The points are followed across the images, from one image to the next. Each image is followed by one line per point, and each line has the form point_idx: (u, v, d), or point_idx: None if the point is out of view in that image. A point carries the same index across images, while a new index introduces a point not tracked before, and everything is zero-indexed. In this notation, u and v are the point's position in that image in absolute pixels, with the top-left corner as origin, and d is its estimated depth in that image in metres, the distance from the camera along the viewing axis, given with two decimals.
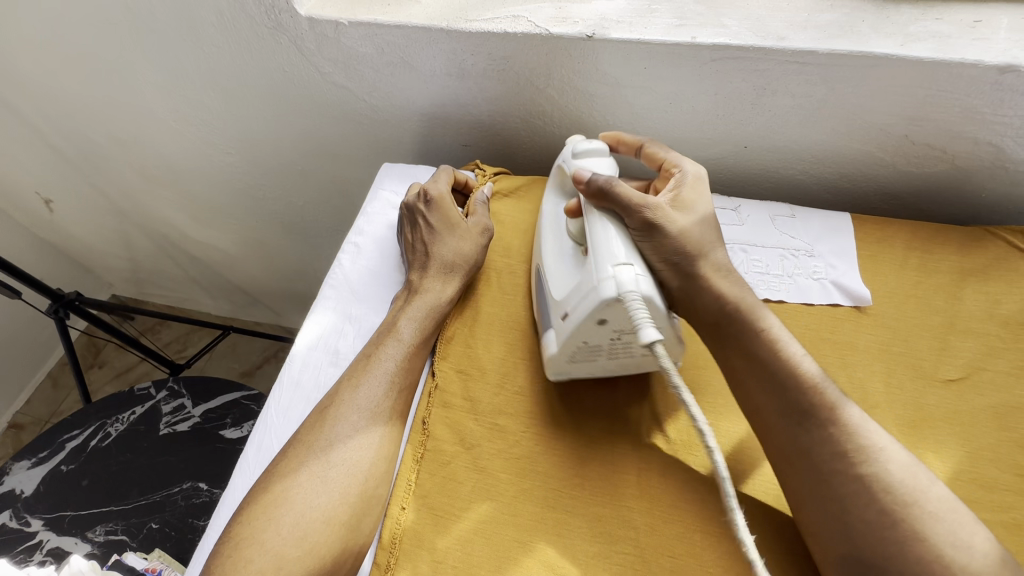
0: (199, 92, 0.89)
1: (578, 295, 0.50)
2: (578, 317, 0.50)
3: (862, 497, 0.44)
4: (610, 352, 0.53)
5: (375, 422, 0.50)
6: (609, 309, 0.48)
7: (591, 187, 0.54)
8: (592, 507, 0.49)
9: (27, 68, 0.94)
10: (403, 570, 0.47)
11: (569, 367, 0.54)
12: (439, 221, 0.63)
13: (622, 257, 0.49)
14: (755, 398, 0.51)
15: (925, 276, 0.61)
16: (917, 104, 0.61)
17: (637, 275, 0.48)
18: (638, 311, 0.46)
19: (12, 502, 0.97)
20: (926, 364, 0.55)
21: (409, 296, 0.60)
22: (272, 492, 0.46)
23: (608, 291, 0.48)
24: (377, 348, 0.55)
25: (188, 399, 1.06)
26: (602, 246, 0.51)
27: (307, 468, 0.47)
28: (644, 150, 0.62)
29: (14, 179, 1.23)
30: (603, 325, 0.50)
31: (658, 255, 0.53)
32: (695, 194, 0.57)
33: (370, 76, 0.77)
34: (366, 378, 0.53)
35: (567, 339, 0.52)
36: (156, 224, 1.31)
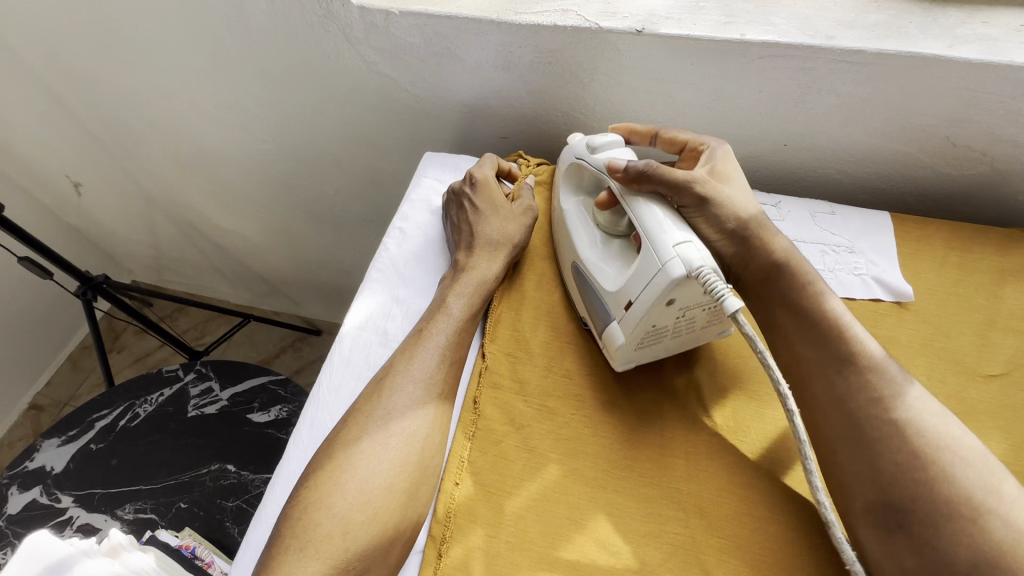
0: (241, 78, 0.90)
1: (641, 282, 0.50)
2: (646, 306, 0.49)
3: (889, 442, 0.45)
4: (675, 330, 0.53)
5: (431, 395, 0.52)
6: (680, 288, 0.48)
7: (629, 174, 0.55)
8: (641, 488, 0.50)
9: (71, 50, 0.95)
10: (457, 543, 0.48)
11: (637, 353, 0.54)
12: (485, 203, 0.64)
13: (678, 234, 0.49)
14: (799, 353, 0.52)
15: (965, 274, 0.62)
16: (961, 106, 0.62)
17: (700, 250, 0.48)
18: (714, 283, 0.46)
19: (42, 478, 0.98)
20: (967, 360, 0.56)
21: (457, 274, 0.61)
22: (335, 460, 0.48)
23: (676, 271, 0.47)
24: (428, 323, 0.57)
25: (215, 382, 1.08)
26: (654, 228, 0.51)
27: (368, 437, 0.49)
28: (661, 137, 0.65)
29: (48, 162, 1.24)
30: (671, 305, 0.50)
31: (713, 227, 0.56)
32: (728, 167, 0.60)
33: (414, 65, 0.78)
34: (419, 352, 0.54)
35: (635, 326, 0.51)
36: (183, 210, 1.33)
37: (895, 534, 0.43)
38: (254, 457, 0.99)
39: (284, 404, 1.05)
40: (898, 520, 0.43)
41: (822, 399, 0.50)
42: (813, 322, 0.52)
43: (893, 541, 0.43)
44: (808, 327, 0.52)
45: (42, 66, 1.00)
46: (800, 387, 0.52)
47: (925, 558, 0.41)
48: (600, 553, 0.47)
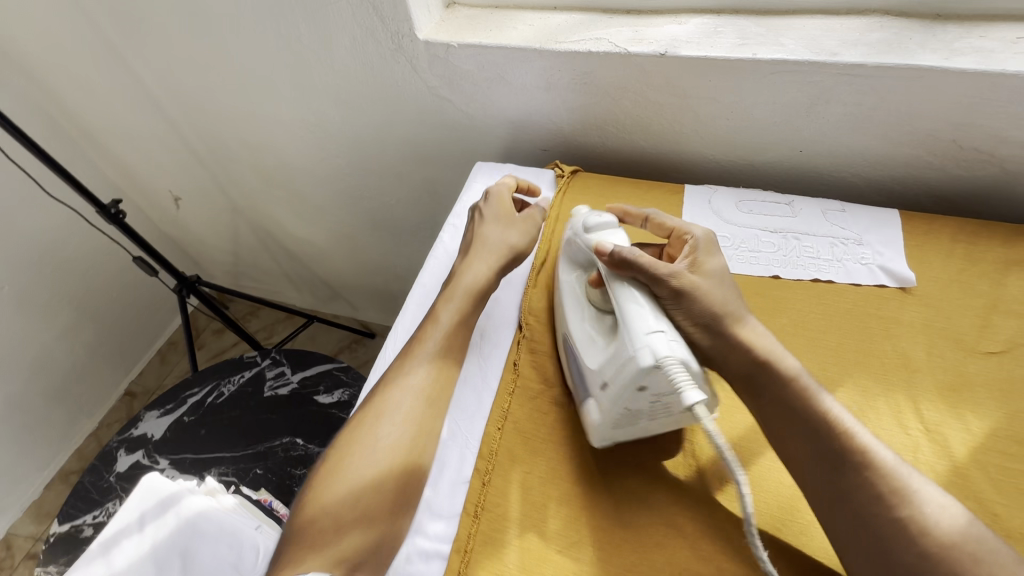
0: (323, 103, 1.07)
1: (614, 366, 0.54)
2: (619, 387, 0.53)
3: (899, 541, 0.47)
4: (650, 414, 0.56)
5: (416, 395, 0.59)
6: (647, 376, 0.52)
7: (615, 259, 0.59)
8: (657, 439, 0.59)
9: (188, 84, 1.15)
10: (498, 475, 0.58)
11: (614, 433, 0.57)
12: (491, 212, 0.72)
13: (653, 323, 0.54)
14: (793, 448, 0.55)
15: (970, 264, 0.67)
16: (963, 111, 0.68)
17: (670, 340, 0.52)
18: (676, 374, 0.51)
19: (144, 443, 1.15)
20: (967, 338, 0.61)
21: (451, 281, 0.68)
22: (353, 435, 0.58)
23: (645, 361, 0.51)
24: (421, 330, 0.64)
25: (288, 367, 1.22)
26: (633, 317, 0.55)
27: (379, 414, 0.58)
28: (651, 221, 0.68)
29: (156, 178, 1.46)
30: (642, 393, 0.53)
31: (688, 318, 0.59)
32: (710, 257, 0.62)
33: (469, 88, 0.91)
34: (411, 360, 0.62)
35: (609, 407, 0.55)
36: (263, 220, 1.51)
37: None
38: (320, 431, 1.12)
39: (346, 388, 1.18)
40: None
41: (823, 491, 0.52)
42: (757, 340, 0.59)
43: None
44: (775, 380, 0.56)
45: (164, 98, 1.21)
46: (802, 482, 0.54)
47: None
48: (619, 487, 0.57)
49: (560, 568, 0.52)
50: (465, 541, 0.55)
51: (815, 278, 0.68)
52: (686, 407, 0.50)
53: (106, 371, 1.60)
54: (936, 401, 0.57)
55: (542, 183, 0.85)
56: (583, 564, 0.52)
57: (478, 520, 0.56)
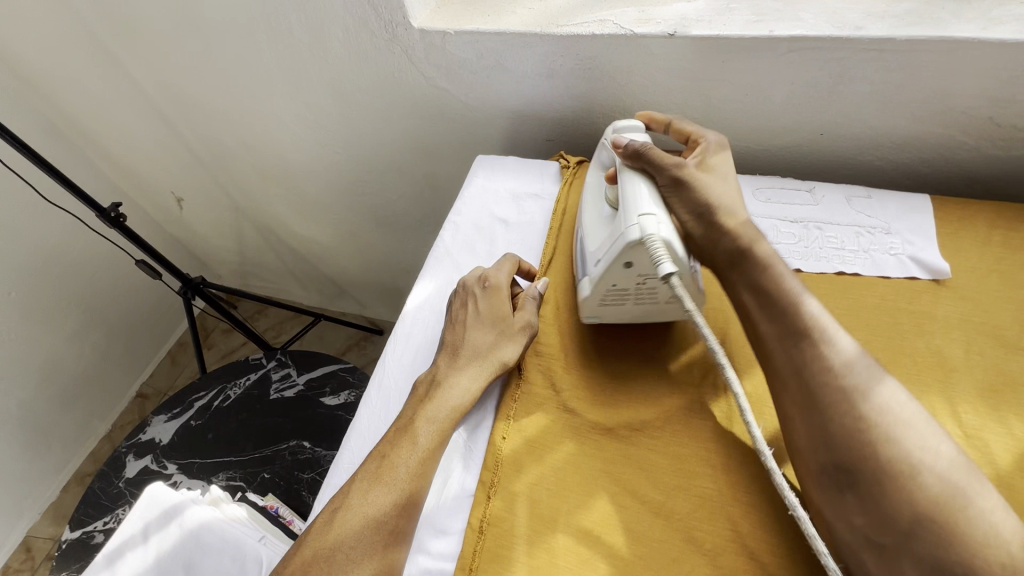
0: (320, 99, 1.03)
1: (607, 245, 0.57)
2: (607, 262, 0.56)
3: (840, 410, 0.47)
4: (637, 297, 0.60)
5: (381, 529, 0.51)
6: (633, 252, 0.54)
7: (627, 150, 0.62)
8: (674, 448, 0.55)
9: (182, 82, 1.12)
10: (504, 487, 0.55)
11: (601, 309, 0.61)
12: (490, 297, 0.64)
13: (647, 207, 0.56)
14: (761, 331, 0.54)
15: (1010, 253, 0.62)
16: (1001, 86, 0.63)
17: (660, 223, 0.54)
18: (657, 250, 0.52)
19: (153, 448, 1.14)
20: (1008, 334, 0.57)
21: (431, 391, 0.59)
22: (350, 503, 0.52)
23: (632, 236, 0.54)
24: (392, 449, 0.55)
25: (293, 368, 1.20)
26: (635, 197, 0.57)
27: (379, 480, 0.53)
28: (673, 126, 0.69)
29: (157, 180, 1.44)
30: (629, 270, 0.56)
31: (685, 207, 0.59)
32: (720, 159, 0.64)
33: (468, 78, 0.87)
34: (379, 485, 0.53)
35: (599, 283, 0.58)
36: (266, 219, 1.48)
37: (846, 496, 0.45)
38: (327, 434, 1.10)
39: (352, 389, 1.16)
40: (851, 483, 0.45)
41: (782, 370, 0.52)
42: (776, 312, 0.53)
43: (845, 502, 0.45)
44: (752, 268, 0.56)
45: (160, 98, 1.19)
46: (765, 363, 0.54)
47: (874, 518, 0.44)
48: (632, 502, 0.53)
49: None
50: (469, 559, 0.52)
51: (840, 271, 0.63)
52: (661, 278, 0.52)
53: (116, 374, 1.60)
54: (976, 403, 0.53)
55: (547, 176, 0.81)
56: None
57: (483, 537, 0.53)
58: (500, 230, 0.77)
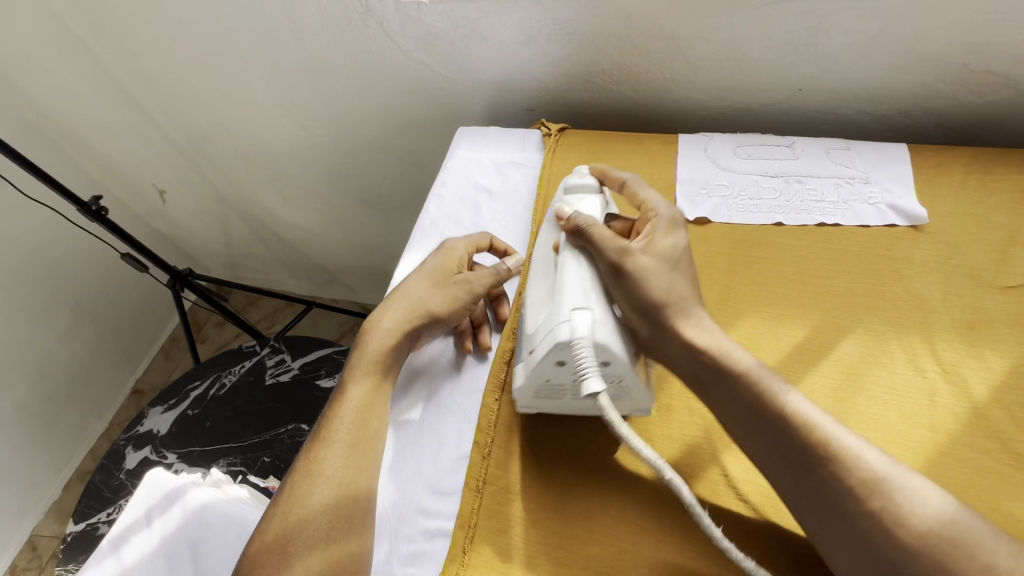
0: (297, 78, 1.02)
1: (541, 335, 0.54)
2: (541, 356, 0.53)
3: (878, 528, 0.44)
4: (575, 392, 0.55)
5: (333, 485, 0.52)
6: (563, 349, 0.52)
7: (569, 225, 0.57)
8: (663, 401, 0.58)
9: (154, 67, 1.10)
10: (500, 446, 0.56)
11: (536, 401, 0.56)
12: (439, 259, 0.64)
13: (582, 300, 0.53)
14: (751, 447, 0.50)
15: (986, 196, 0.63)
16: (973, 30, 0.64)
17: (594, 320, 0.52)
18: (582, 354, 0.50)
19: (151, 439, 1.14)
20: (985, 273, 0.58)
21: (360, 341, 0.60)
22: (308, 464, 0.54)
23: (563, 334, 0.51)
24: (331, 409, 0.57)
25: (287, 354, 1.21)
26: (568, 285, 0.55)
27: (328, 440, 0.55)
28: (628, 188, 0.63)
29: (137, 173, 1.42)
30: (563, 367, 0.53)
31: (627, 303, 0.54)
32: (670, 240, 0.58)
33: (446, 49, 0.86)
34: (323, 445, 0.54)
35: (530, 376, 0.54)
36: (250, 208, 1.47)
37: None
38: None
39: None
40: None
41: (795, 491, 0.47)
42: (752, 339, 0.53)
43: None
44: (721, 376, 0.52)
45: (135, 87, 1.17)
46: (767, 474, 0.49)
47: None
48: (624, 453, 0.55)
49: (569, 536, 0.51)
50: (468, 517, 0.53)
51: (821, 222, 0.64)
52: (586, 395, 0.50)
53: (110, 371, 1.59)
54: (954, 341, 0.55)
55: (529, 144, 0.81)
56: (593, 532, 0.51)
57: (481, 495, 0.54)
58: (484, 200, 0.77)
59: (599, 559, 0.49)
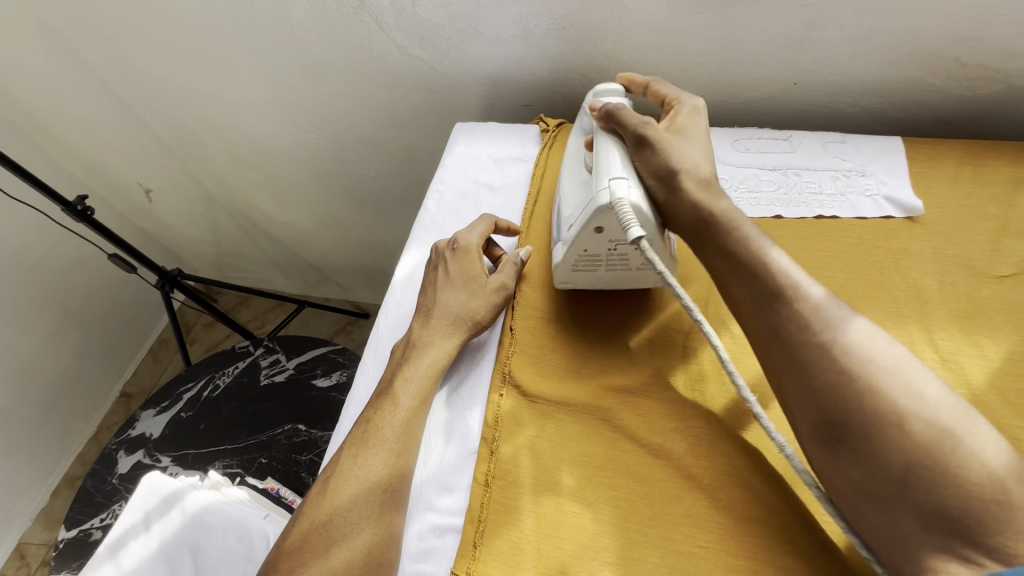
0: (289, 75, 1.01)
1: (579, 209, 0.58)
2: (577, 227, 0.57)
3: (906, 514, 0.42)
4: (608, 263, 0.60)
5: (377, 490, 0.52)
6: (602, 216, 0.55)
7: (602, 112, 0.63)
8: (667, 392, 0.57)
9: (141, 65, 1.08)
10: (506, 442, 0.56)
11: (573, 275, 0.61)
12: (463, 264, 0.64)
13: (617, 171, 0.57)
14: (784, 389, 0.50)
15: (978, 187, 0.64)
16: (965, 24, 0.65)
17: (630, 187, 0.55)
18: (626, 213, 0.53)
19: (144, 443, 1.12)
20: (979, 263, 0.60)
21: (408, 352, 0.60)
22: (344, 467, 0.53)
23: (603, 200, 0.55)
24: (376, 414, 0.56)
25: (282, 354, 1.19)
26: (603, 163, 0.58)
27: (369, 444, 0.54)
28: (651, 88, 0.68)
29: (122, 172, 1.39)
30: (599, 235, 0.57)
31: (646, 169, 0.58)
32: (689, 122, 0.63)
33: (441, 44, 0.85)
34: (368, 449, 0.54)
35: (569, 249, 0.59)
36: (240, 206, 1.44)
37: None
38: (322, 415, 1.10)
39: (344, 369, 1.15)
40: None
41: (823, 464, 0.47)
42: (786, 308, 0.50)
43: None
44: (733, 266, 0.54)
45: (120, 84, 1.14)
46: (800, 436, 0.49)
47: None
48: (630, 444, 0.55)
49: (578, 530, 0.51)
50: (477, 512, 0.53)
51: (819, 215, 0.65)
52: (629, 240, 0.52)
53: (98, 374, 1.56)
54: (951, 329, 0.56)
55: (527, 139, 0.80)
56: (602, 525, 0.51)
57: (489, 490, 0.54)
58: (484, 195, 0.76)
59: (608, 552, 0.50)
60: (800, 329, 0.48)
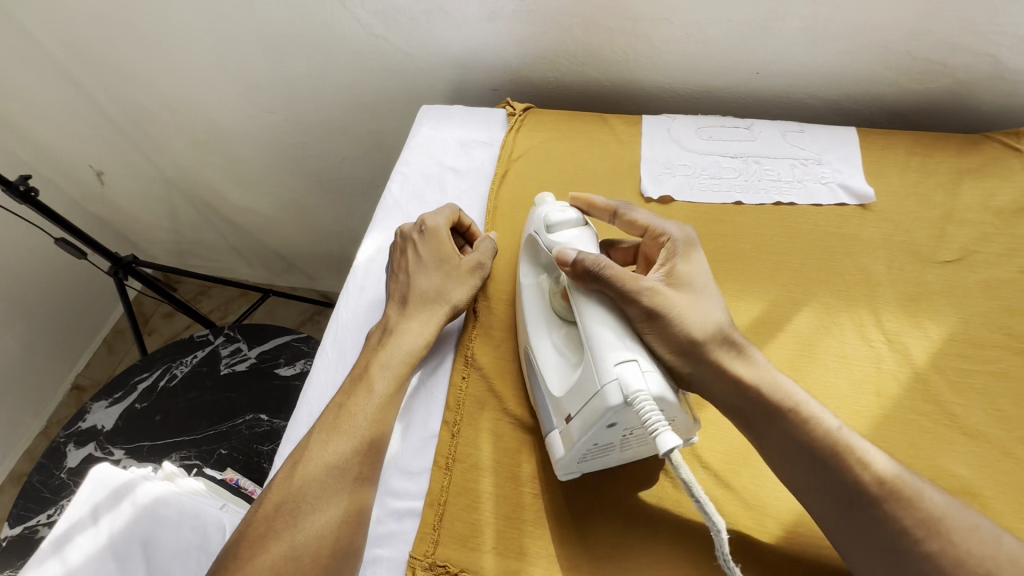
0: (248, 52, 0.97)
1: (582, 398, 0.48)
2: (585, 424, 0.47)
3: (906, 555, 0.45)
4: (622, 445, 0.50)
5: (344, 474, 0.51)
6: (619, 413, 0.46)
7: (578, 269, 0.52)
8: None
9: (88, 37, 1.02)
10: (467, 425, 0.56)
11: (580, 466, 0.51)
12: (431, 248, 0.63)
13: (623, 350, 0.47)
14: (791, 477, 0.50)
15: (926, 176, 0.67)
16: (917, 18, 0.67)
17: (643, 372, 0.46)
18: (650, 414, 0.44)
19: (95, 436, 1.07)
20: (925, 249, 0.62)
21: (384, 338, 0.59)
22: (309, 452, 0.52)
23: (614, 398, 0.45)
24: (348, 399, 0.55)
25: (243, 343, 1.16)
26: (602, 342, 0.48)
27: (336, 426, 0.53)
28: (621, 217, 0.60)
29: (70, 152, 1.31)
30: (613, 427, 0.47)
31: (665, 343, 0.51)
32: (690, 266, 0.55)
33: (407, 24, 0.84)
34: (336, 432, 0.53)
35: (573, 446, 0.49)
36: (199, 190, 1.39)
37: None
38: (285, 405, 1.08)
39: (308, 358, 1.13)
40: None
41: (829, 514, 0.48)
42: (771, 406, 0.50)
43: None
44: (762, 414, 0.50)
45: (65, 58, 1.07)
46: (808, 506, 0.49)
47: None
48: None
49: (539, 511, 0.51)
50: (438, 494, 0.53)
51: (777, 201, 0.67)
52: (660, 453, 0.42)
53: (46, 366, 1.48)
54: (897, 311, 0.58)
55: (493, 123, 0.79)
56: (563, 507, 0.51)
57: (450, 473, 0.54)
58: (450, 178, 0.75)
59: (566, 533, 0.50)
60: (768, 411, 0.50)
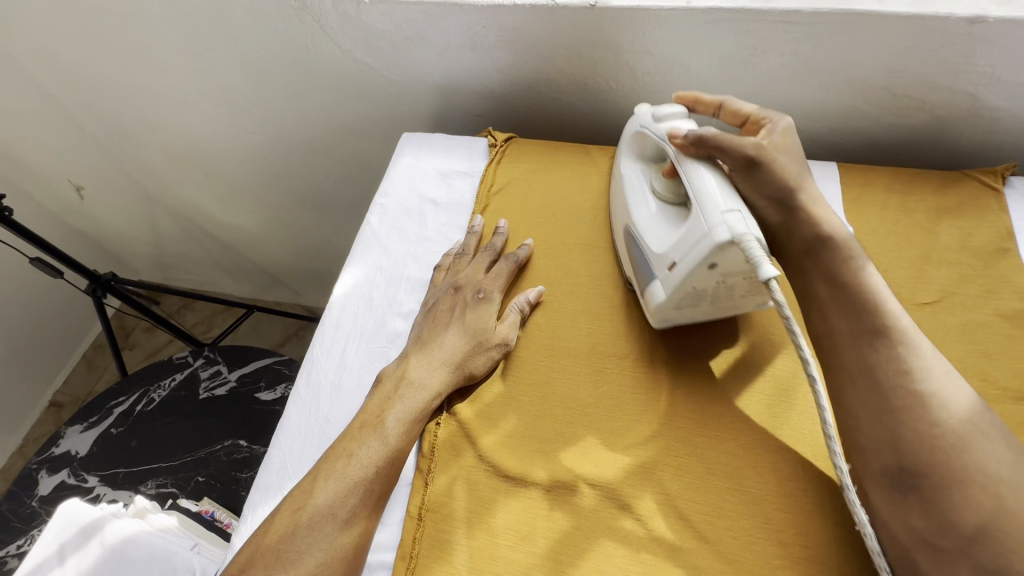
0: (228, 73, 0.95)
1: (685, 246, 0.53)
2: (689, 266, 0.52)
3: (912, 412, 0.46)
4: (713, 297, 0.56)
5: (325, 527, 0.50)
6: (721, 254, 0.50)
7: (689, 140, 0.56)
8: (606, 421, 0.57)
9: (64, 55, 1.00)
10: (441, 473, 0.55)
11: (675, 312, 0.57)
12: (477, 314, 0.62)
13: (727, 202, 0.51)
14: (833, 326, 0.53)
15: (905, 215, 0.67)
16: (896, 56, 0.67)
17: (745, 219, 0.50)
18: (753, 248, 0.48)
19: (69, 462, 1.05)
20: (904, 290, 0.62)
21: (400, 388, 0.58)
22: (291, 504, 0.51)
23: (722, 236, 0.50)
24: (342, 446, 0.54)
25: (223, 365, 1.14)
26: (705, 191, 0.53)
27: (322, 477, 0.52)
28: (727, 108, 0.63)
29: (47, 167, 1.28)
30: (712, 271, 0.52)
31: (760, 193, 0.57)
32: (789, 142, 0.59)
33: (389, 50, 0.83)
34: (322, 481, 0.52)
35: (677, 287, 0.54)
36: (180, 206, 1.36)
37: (907, 495, 0.45)
38: (264, 430, 1.06)
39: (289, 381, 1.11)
40: (913, 484, 0.45)
41: (849, 366, 0.51)
42: (842, 279, 0.53)
43: (906, 504, 0.45)
44: (829, 260, 0.54)
45: (41, 75, 1.05)
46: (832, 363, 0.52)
47: (936, 521, 0.43)
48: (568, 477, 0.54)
49: (511, 564, 0.50)
50: (409, 547, 0.52)
51: None
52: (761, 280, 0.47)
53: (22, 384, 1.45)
54: None
55: (475, 152, 0.78)
56: (535, 561, 0.50)
57: (422, 524, 0.53)
58: (429, 211, 0.74)
59: None
60: (832, 248, 0.55)
